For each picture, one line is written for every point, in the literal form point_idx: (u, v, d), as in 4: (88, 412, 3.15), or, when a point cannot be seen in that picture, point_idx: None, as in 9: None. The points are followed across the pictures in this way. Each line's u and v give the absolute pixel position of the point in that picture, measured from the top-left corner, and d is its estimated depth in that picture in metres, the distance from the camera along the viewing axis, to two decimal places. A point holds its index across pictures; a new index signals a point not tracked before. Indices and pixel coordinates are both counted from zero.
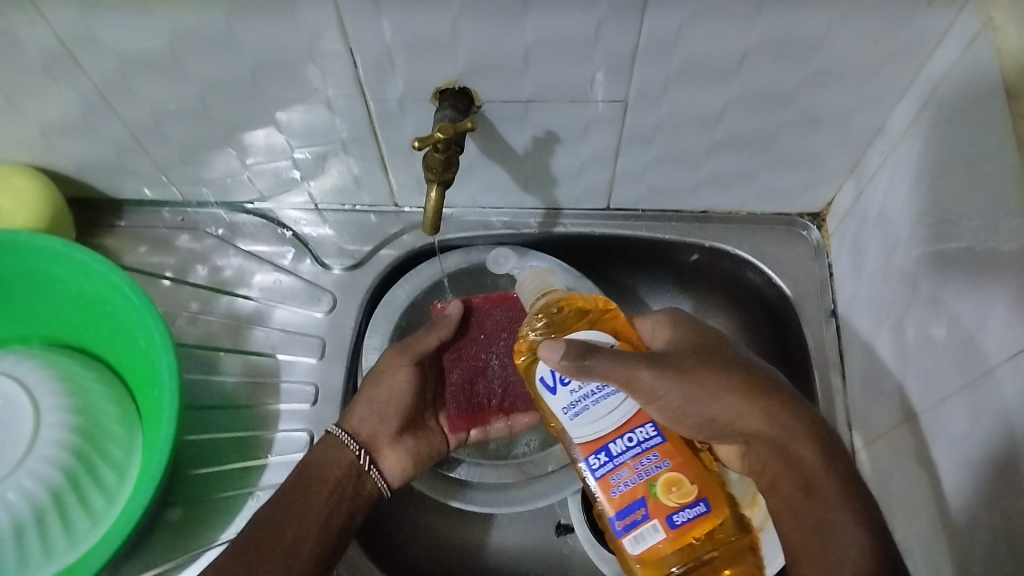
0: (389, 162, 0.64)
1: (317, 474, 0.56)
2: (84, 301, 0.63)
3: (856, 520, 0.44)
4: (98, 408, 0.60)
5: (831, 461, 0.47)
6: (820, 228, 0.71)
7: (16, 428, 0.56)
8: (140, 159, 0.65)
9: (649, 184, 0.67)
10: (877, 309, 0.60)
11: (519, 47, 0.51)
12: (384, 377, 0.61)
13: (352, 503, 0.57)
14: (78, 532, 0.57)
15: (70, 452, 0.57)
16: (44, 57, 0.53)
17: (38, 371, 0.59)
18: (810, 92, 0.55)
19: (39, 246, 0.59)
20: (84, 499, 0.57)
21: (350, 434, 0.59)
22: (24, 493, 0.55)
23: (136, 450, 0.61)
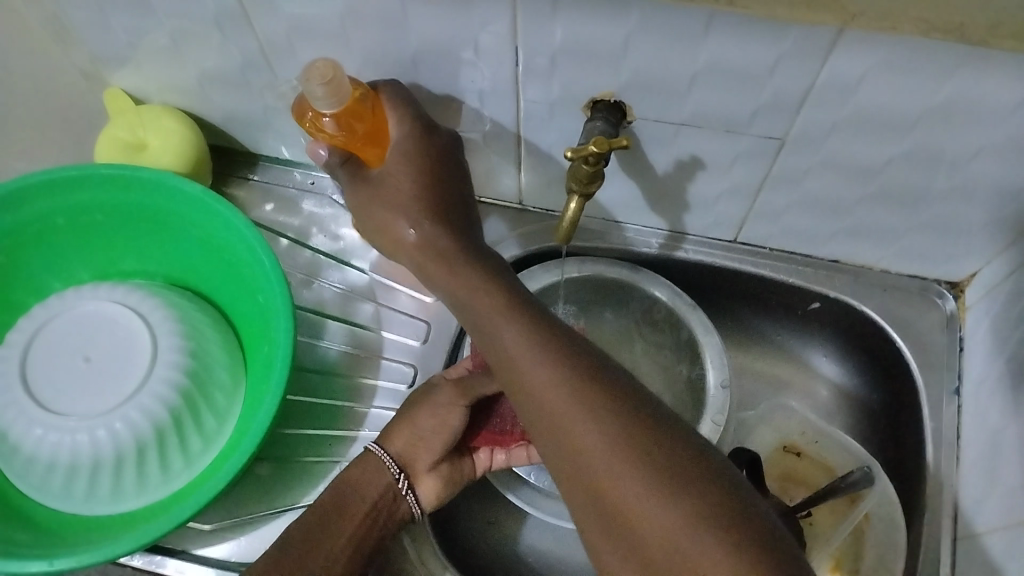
0: (524, 161, 0.63)
1: (350, 500, 0.55)
2: (213, 248, 0.64)
3: (689, 496, 0.39)
4: (210, 355, 0.62)
5: (624, 439, 0.42)
6: (957, 298, 0.67)
7: (135, 361, 0.58)
8: (283, 119, 0.66)
9: (784, 224, 0.64)
10: (1010, 398, 0.57)
11: (686, 70, 0.49)
12: (435, 404, 0.59)
13: (383, 526, 0.56)
14: (173, 470, 0.59)
15: (180, 394, 0.58)
16: (218, 10, 0.55)
17: (162, 310, 0.61)
18: (983, 161, 0.52)
19: (183, 191, 0.61)
20: (183, 440, 0.59)
21: (392, 454, 0.57)
22: (131, 426, 0.56)
23: (237, 401, 0.62)
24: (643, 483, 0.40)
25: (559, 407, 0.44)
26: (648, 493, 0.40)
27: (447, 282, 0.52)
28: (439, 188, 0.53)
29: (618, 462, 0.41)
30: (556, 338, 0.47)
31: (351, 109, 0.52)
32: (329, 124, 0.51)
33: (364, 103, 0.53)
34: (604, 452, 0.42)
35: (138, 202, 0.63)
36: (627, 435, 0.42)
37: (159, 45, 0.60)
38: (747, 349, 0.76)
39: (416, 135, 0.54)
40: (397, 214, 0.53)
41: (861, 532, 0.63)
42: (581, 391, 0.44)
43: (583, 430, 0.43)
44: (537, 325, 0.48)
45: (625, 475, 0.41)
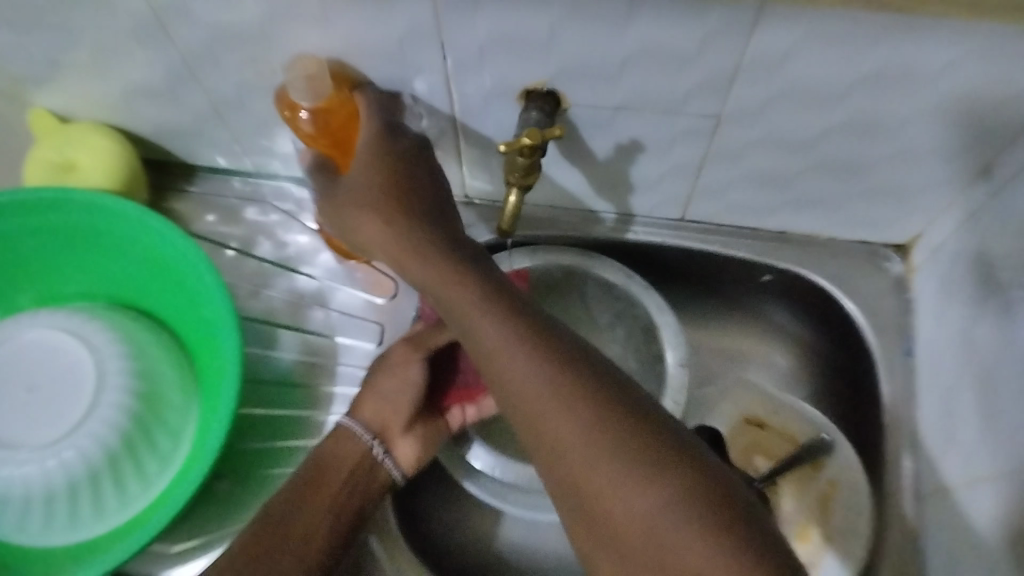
0: (465, 155, 0.62)
1: (327, 471, 0.55)
2: (154, 265, 0.62)
3: (677, 495, 0.37)
4: (158, 375, 0.60)
5: (611, 433, 0.39)
6: (904, 261, 0.67)
7: (80, 387, 0.57)
8: (216, 128, 0.65)
9: (729, 200, 0.64)
10: (959, 357, 0.57)
11: (615, 55, 0.49)
12: (392, 364, 0.59)
13: (363, 494, 0.56)
14: (130, 494, 0.57)
15: (129, 416, 0.57)
16: (134, 22, 0.53)
17: (105, 334, 0.60)
18: (916, 126, 0.52)
19: (115, 210, 0.59)
20: (137, 463, 0.57)
21: (361, 423, 0.57)
22: (81, 453, 0.55)
23: (192, 418, 0.60)
24: (621, 482, 0.38)
25: (534, 402, 0.42)
26: (626, 491, 0.38)
27: (418, 275, 0.49)
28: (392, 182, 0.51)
29: (594, 458, 0.39)
30: (528, 328, 0.44)
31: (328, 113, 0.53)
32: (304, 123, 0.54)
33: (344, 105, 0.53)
34: (579, 444, 0.40)
35: (72, 224, 0.61)
36: (614, 429, 0.40)
37: (79, 61, 0.58)
38: (704, 326, 0.76)
39: (378, 136, 0.52)
40: (361, 208, 0.51)
41: (824, 500, 0.63)
42: (557, 385, 0.42)
43: (557, 426, 0.41)
44: (508, 314, 0.45)
45: (602, 471, 0.39)
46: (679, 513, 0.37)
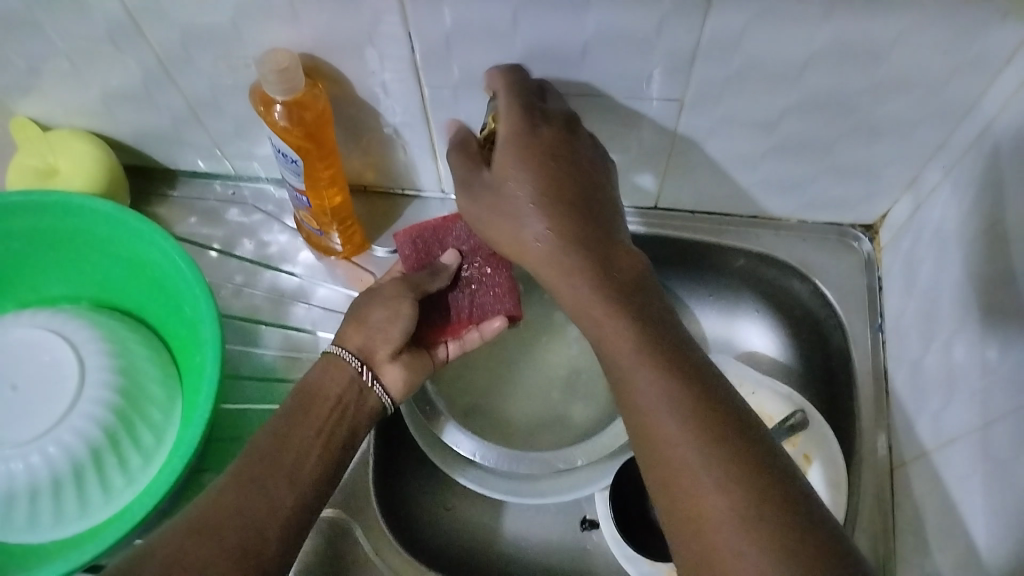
0: (439, 148, 0.64)
1: (318, 395, 0.56)
2: (134, 265, 0.64)
3: (769, 519, 0.40)
4: (140, 372, 0.61)
5: (716, 455, 0.42)
6: (872, 240, 0.69)
7: (62, 383, 0.57)
8: (194, 131, 0.66)
9: (699, 185, 0.66)
10: (926, 327, 0.59)
11: (577, 40, 0.50)
12: (381, 297, 0.59)
13: (353, 417, 0.56)
14: (114, 490, 0.58)
15: (112, 412, 0.58)
16: (110, 25, 0.54)
17: (86, 332, 0.61)
18: (872, 101, 0.54)
19: (94, 210, 0.60)
20: (122, 458, 0.58)
21: (349, 350, 0.58)
22: (65, 448, 0.56)
23: (175, 415, 0.62)
24: (715, 482, 0.41)
25: (645, 391, 0.45)
26: (719, 489, 0.41)
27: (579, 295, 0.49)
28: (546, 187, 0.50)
29: (705, 476, 0.42)
30: (650, 323, 0.48)
31: (293, 107, 0.54)
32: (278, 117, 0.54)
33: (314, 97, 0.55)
34: (691, 459, 0.43)
35: (51, 224, 0.62)
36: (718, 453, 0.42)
37: (56, 67, 0.60)
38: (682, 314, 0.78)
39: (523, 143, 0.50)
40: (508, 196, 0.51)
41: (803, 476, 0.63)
42: (668, 382, 0.45)
43: (661, 420, 0.44)
44: (641, 312, 0.49)
45: (697, 465, 0.42)
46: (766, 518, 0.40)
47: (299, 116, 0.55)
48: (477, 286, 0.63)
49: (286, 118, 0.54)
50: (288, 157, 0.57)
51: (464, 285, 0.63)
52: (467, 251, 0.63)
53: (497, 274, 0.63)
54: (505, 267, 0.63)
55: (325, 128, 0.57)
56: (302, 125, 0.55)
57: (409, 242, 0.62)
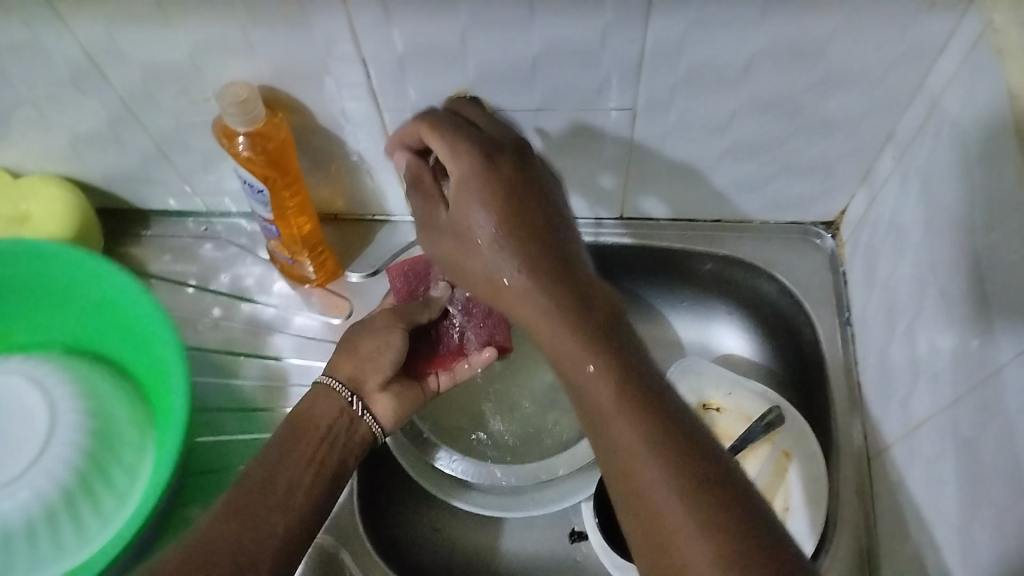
0: (404, 172, 0.65)
1: (308, 426, 0.56)
2: (96, 306, 0.64)
3: (712, 518, 0.38)
4: (115, 417, 0.62)
5: (659, 448, 0.41)
6: (835, 236, 0.71)
7: (33, 432, 0.59)
8: (163, 169, 0.67)
9: (661, 192, 0.67)
10: (890, 315, 0.60)
11: (527, 56, 0.52)
12: (371, 327, 0.61)
13: (345, 448, 0.56)
14: (88, 532, 0.58)
15: (83, 455, 0.59)
16: (72, 69, 0.56)
17: (56, 379, 0.62)
18: (817, 97, 0.56)
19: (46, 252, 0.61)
20: (95, 501, 0.59)
21: (338, 380, 0.58)
22: (36, 492, 0.57)
23: (146, 456, 0.62)
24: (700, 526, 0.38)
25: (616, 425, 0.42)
26: (702, 532, 0.38)
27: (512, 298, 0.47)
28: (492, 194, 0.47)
29: (650, 470, 0.40)
30: (613, 342, 0.45)
31: (253, 137, 0.56)
32: (241, 148, 0.56)
33: (275, 127, 0.57)
34: (637, 452, 0.41)
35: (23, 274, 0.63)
36: (663, 448, 0.41)
37: (23, 114, 0.61)
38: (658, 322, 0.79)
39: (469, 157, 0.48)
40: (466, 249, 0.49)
41: (783, 470, 0.64)
42: (640, 415, 0.42)
43: (636, 455, 0.41)
44: (604, 337, 0.45)
45: (679, 507, 0.39)
46: (743, 561, 0.37)
47: (261, 147, 0.56)
48: (466, 317, 0.66)
49: (248, 148, 0.56)
50: (254, 186, 0.58)
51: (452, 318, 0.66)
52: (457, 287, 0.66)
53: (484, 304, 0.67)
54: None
55: (289, 157, 0.59)
56: (263, 154, 0.57)
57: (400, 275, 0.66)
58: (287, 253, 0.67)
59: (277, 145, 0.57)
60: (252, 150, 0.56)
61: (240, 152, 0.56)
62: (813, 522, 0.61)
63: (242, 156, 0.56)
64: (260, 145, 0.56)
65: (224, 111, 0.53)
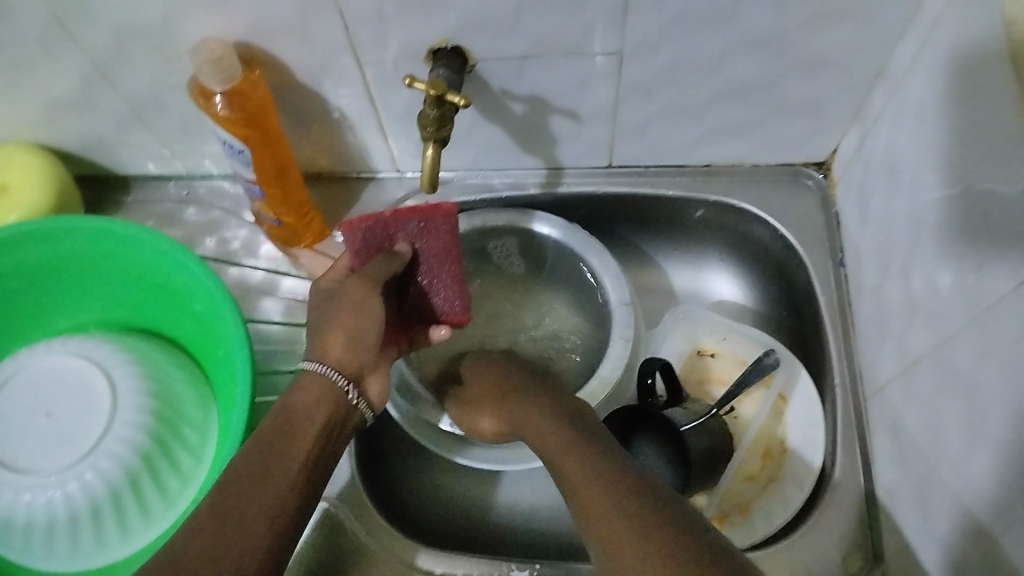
0: (388, 127, 0.64)
1: (302, 422, 0.48)
2: (140, 280, 0.64)
3: (638, 497, 0.39)
4: (177, 396, 0.61)
5: (598, 461, 0.44)
6: (826, 176, 0.70)
7: (96, 405, 0.58)
8: (140, 133, 0.66)
9: (650, 139, 0.66)
10: (883, 255, 0.60)
11: (509, 0, 0.51)
12: (348, 302, 0.53)
13: (337, 438, 0.50)
14: (153, 513, 0.58)
15: (147, 434, 0.58)
16: (39, 31, 0.54)
17: (124, 362, 0.61)
18: (808, 36, 0.55)
19: (74, 229, 0.60)
20: (159, 481, 0.58)
21: (334, 368, 0.51)
22: (101, 473, 0.56)
23: (211, 433, 0.62)
24: (610, 489, 0.41)
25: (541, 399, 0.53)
26: (606, 484, 0.41)
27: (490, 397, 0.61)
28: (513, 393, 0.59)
29: (591, 473, 0.43)
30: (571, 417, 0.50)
31: (230, 94, 0.54)
32: (219, 107, 0.54)
33: (253, 84, 0.55)
34: (580, 469, 0.44)
35: (44, 256, 0.62)
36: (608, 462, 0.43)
37: None
38: (651, 271, 0.78)
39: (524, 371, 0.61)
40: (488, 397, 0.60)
41: (779, 414, 0.67)
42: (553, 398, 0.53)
43: (573, 458, 0.45)
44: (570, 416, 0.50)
45: (597, 471, 0.43)
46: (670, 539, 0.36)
47: (239, 104, 0.55)
48: (431, 285, 0.61)
49: (226, 105, 0.55)
50: (235, 147, 0.57)
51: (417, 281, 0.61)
52: (421, 246, 0.59)
53: (448, 273, 0.61)
54: (452, 257, 0.60)
55: (269, 116, 0.57)
56: (243, 111, 0.55)
57: (356, 235, 0.56)
58: (272, 214, 0.66)
59: (255, 102, 0.56)
60: (230, 109, 0.55)
61: (219, 112, 0.55)
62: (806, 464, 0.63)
63: (221, 114, 0.55)
64: (237, 102, 0.55)
65: (199, 69, 0.51)
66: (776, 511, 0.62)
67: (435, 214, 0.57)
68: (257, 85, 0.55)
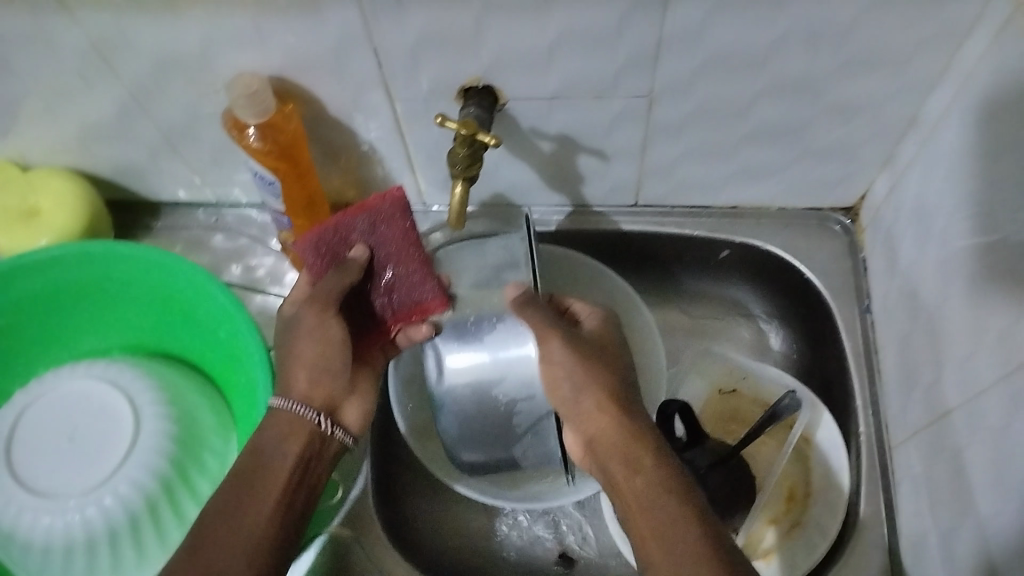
0: (416, 161, 0.64)
1: (270, 454, 0.50)
2: (162, 302, 0.64)
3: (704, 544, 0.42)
4: (198, 422, 0.62)
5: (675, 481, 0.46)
6: (854, 222, 0.70)
7: (117, 430, 0.58)
8: (172, 160, 0.67)
9: (677, 179, 0.66)
10: (911, 303, 0.59)
11: (542, 42, 0.51)
12: (306, 332, 0.53)
13: (312, 470, 0.52)
14: (169, 539, 0.58)
15: (166, 461, 0.58)
16: (81, 60, 0.55)
17: (144, 383, 0.61)
18: (838, 83, 0.55)
19: (104, 253, 0.60)
20: (176, 507, 0.59)
21: (300, 403, 0.52)
22: (121, 500, 0.56)
23: (228, 460, 0.62)
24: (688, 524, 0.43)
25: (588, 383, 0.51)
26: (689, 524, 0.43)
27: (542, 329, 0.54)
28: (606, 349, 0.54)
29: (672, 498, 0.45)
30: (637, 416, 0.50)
31: (261, 126, 0.54)
32: (251, 138, 0.55)
33: (286, 116, 0.56)
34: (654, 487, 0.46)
35: (73, 279, 0.62)
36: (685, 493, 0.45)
37: (31, 107, 0.60)
38: (674, 310, 0.78)
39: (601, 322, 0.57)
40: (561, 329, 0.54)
41: (804, 456, 0.65)
42: (608, 369, 0.52)
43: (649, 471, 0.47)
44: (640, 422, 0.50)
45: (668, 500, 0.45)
46: None
47: (271, 136, 0.55)
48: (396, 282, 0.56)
49: (258, 136, 0.55)
50: (265, 178, 0.58)
51: (381, 280, 0.56)
52: (377, 243, 0.54)
53: (412, 264, 0.55)
54: (412, 245, 0.55)
55: (300, 149, 0.58)
56: (273, 143, 0.56)
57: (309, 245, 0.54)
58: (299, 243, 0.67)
59: (286, 134, 0.56)
60: (262, 141, 0.55)
61: (250, 142, 0.55)
62: (833, 511, 0.62)
63: (251, 145, 0.55)
64: (267, 135, 0.55)
65: (232, 101, 0.52)
66: (799, 556, 0.61)
67: (381, 203, 0.54)
68: (290, 120, 0.56)
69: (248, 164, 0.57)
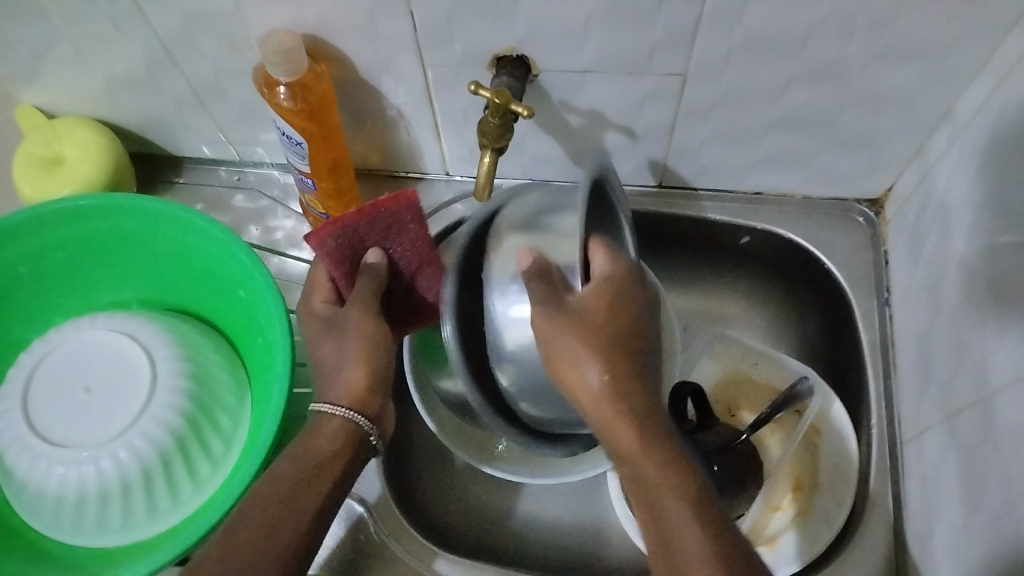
0: (442, 129, 0.64)
1: (322, 461, 0.48)
2: (182, 258, 0.64)
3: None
4: (214, 381, 0.62)
5: (693, 502, 0.43)
6: (878, 215, 0.69)
7: (135, 384, 0.59)
8: (198, 115, 0.66)
9: (703, 161, 0.66)
10: (933, 297, 0.59)
11: (579, 14, 0.51)
12: (360, 338, 0.52)
13: (352, 477, 0.50)
14: (182, 496, 0.58)
15: (182, 416, 0.58)
16: (114, 8, 0.55)
17: (162, 338, 0.61)
18: (875, 71, 0.54)
19: (126, 206, 0.61)
20: (190, 464, 0.59)
21: (356, 411, 0.50)
22: (135, 452, 0.56)
23: (243, 420, 0.62)
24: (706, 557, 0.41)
25: (583, 361, 0.46)
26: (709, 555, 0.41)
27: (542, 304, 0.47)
28: (624, 307, 0.48)
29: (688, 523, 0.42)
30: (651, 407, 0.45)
31: (292, 84, 0.54)
32: (282, 97, 0.55)
33: (318, 77, 0.56)
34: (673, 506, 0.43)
35: (95, 231, 0.63)
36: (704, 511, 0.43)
37: (60, 53, 0.60)
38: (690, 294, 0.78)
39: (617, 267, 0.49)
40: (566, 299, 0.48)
41: (811, 445, 0.66)
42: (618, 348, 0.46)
43: (666, 487, 0.43)
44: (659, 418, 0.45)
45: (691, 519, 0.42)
46: None
47: (302, 96, 0.55)
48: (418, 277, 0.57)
49: (289, 95, 0.55)
50: (293, 139, 0.58)
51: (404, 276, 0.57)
52: (393, 241, 0.55)
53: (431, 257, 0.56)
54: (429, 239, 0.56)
55: (329, 111, 0.58)
56: (304, 104, 0.56)
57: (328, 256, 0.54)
58: (319, 206, 0.66)
59: (317, 95, 0.56)
60: (292, 101, 0.55)
61: (280, 102, 0.55)
62: (840, 500, 0.62)
63: (281, 105, 0.55)
64: (298, 96, 0.55)
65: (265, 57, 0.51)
66: (805, 543, 0.61)
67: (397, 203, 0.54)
68: (321, 80, 0.56)
69: (275, 122, 0.57)
